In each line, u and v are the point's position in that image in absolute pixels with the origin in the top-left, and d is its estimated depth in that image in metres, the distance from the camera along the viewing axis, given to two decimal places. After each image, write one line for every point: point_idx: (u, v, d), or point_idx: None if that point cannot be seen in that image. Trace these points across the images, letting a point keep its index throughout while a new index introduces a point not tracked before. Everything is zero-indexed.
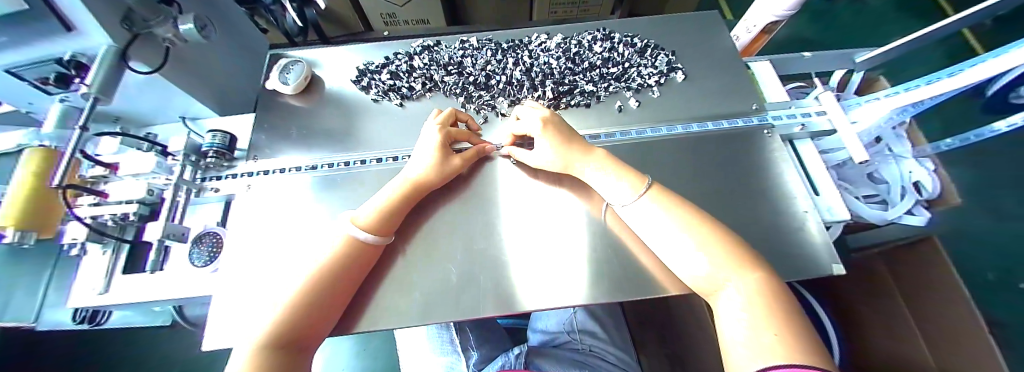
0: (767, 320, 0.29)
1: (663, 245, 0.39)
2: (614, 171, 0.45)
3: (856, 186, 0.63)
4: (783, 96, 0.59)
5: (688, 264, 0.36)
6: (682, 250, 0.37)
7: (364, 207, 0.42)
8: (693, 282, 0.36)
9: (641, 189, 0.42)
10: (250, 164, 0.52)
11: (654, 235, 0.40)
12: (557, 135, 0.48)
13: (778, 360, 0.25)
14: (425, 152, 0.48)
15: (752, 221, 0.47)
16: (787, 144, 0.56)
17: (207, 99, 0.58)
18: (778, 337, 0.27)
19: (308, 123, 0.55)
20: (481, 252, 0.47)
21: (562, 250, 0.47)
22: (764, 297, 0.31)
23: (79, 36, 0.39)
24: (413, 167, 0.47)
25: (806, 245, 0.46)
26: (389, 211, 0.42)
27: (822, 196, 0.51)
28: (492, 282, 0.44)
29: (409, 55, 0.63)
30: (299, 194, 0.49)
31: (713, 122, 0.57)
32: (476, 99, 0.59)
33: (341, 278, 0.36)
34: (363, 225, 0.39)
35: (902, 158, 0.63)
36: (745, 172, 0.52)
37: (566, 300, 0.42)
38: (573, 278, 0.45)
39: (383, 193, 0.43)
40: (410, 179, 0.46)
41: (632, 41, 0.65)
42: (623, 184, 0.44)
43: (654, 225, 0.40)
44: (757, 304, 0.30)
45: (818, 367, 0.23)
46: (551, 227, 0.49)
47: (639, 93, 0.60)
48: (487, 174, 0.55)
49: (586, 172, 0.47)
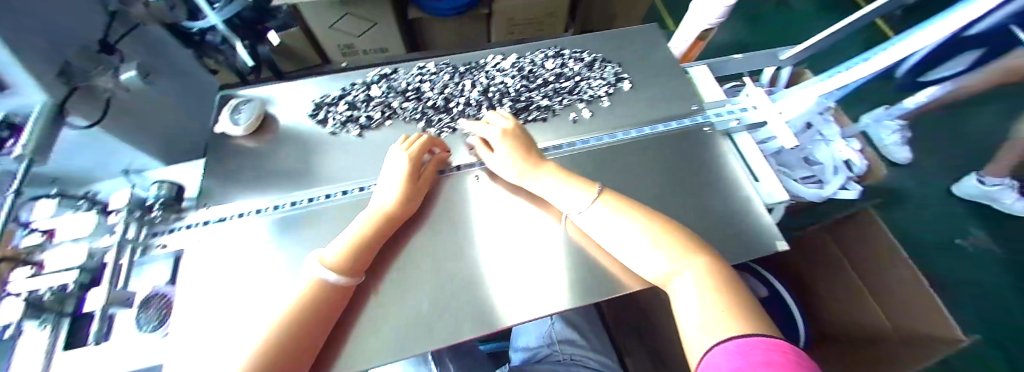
0: (717, 300, 0.33)
1: (620, 245, 0.42)
2: (567, 182, 0.48)
3: (794, 169, 0.70)
4: (719, 95, 0.64)
5: (647, 263, 0.40)
6: (634, 243, 0.41)
7: (332, 244, 0.42)
8: (652, 276, 0.40)
9: (593, 192, 0.46)
10: (200, 213, 0.49)
11: (612, 238, 0.43)
12: (517, 146, 0.52)
13: (733, 332, 0.28)
14: (390, 184, 0.49)
15: (702, 214, 0.51)
16: (727, 139, 0.61)
17: (150, 147, 0.56)
18: (730, 313, 0.31)
19: (264, 165, 0.54)
20: (456, 275, 0.47)
21: (534, 266, 0.48)
22: (714, 280, 0.35)
23: (13, 95, 0.37)
24: (381, 197, 0.48)
25: (750, 231, 0.50)
26: (359, 248, 0.42)
27: (761, 182, 0.56)
28: (473, 305, 0.44)
29: (365, 84, 0.64)
30: (252, 240, 0.47)
31: (660, 125, 0.61)
32: (436, 122, 0.61)
33: (316, 323, 0.36)
34: (331, 265, 0.39)
35: (832, 140, 0.69)
36: (691, 168, 0.56)
37: (540, 310, 0.43)
38: (547, 288, 0.46)
39: (352, 227, 0.43)
40: (380, 211, 0.46)
41: (581, 56, 0.69)
42: (577, 192, 0.47)
43: (608, 226, 0.43)
44: (710, 287, 0.34)
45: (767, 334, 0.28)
46: (523, 244, 0.50)
47: (592, 103, 0.64)
48: (453, 196, 0.55)
49: (535, 180, 0.51)
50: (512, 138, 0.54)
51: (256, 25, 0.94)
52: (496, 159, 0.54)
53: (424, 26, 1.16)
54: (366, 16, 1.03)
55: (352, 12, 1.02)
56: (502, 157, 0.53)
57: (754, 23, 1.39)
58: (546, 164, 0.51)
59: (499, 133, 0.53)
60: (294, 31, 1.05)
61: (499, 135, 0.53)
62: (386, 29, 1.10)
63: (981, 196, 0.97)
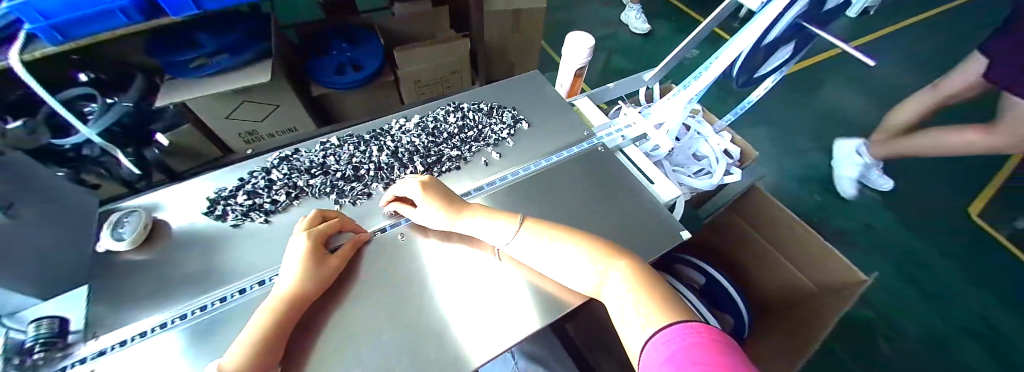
0: (642, 293, 0.42)
1: (561, 267, 0.49)
2: (494, 215, 0.56)
3: (686, 166, 0.79)
4: (602, 118, 0.74)
5: (583, 278, 0.48)
6: (574, 261, 0.48)
7: (231, 349, 0.40)
8: (590, 288, 0.48)
9: (518, 222, 0.53)
10: (88, 346, 0.43)
11: (550, 263, 0.50)
12: (439, 197, 0.56)
13: (662, 321, 0.37)
14: (291, 266, 0.49)
15: (611, 228, 0.58)
16: (619, 153, 0.70)
17: (27, 286, 0.50)
18: (656, 307, 0.39)
19: (164, 276, 0.51)
20: (413, 326, 0.49)
21: (490, 301, 0.53)
22: (635, 276, 0.44)
23: None
24: (280, 283, 0.47)
25: (651, 233, 0.58)
26: (259, 342, 0.40)
27: (655, 183, 0.67)
28: (437, 351, 0.46)
29: (266, 170, 0.65)
30: (161, 362, 0.42)
31: (563, 152, 0.68)
32: (349, 191, 0.63)
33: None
34: (228, 369, 0.37)
35: (706, 136, 0.81)
36: (596, 187, 0.64)
37: (501, 343, 0.48)
38: (507, 320, 0.51)
39: (252, 321, 0.42)
40: (278, 297, 0.45)
41: (478, 106, 0.75)
42: (504, 223, 0.55)
43: (531, 247, 0.51)
44: (636, 288, 0.43)
45: (686, 318, 0.37)
46: (477, 283, 0.55)
47: (498, 145, 0.69)
48: (400, 253, 0.59)
49: (468, 220, 0.55)
50: (432, 191, 0.57)
51: (140, 129, 0.94)
52: (424, 212, 0.57)
53: (332, 100, 1.17)
54: (263, 100, 1.06)
55: (250, 100, 1.03)
56: (427, 210, 0.56)
57: None
58: (467, 208, 0.57)
59: (418, 189, 0.56)
60: (186, 129, 1.02)
61: (419, 191, 0.56)
62: (290, 109, 1.13)
63: (853, 170, 1.42)
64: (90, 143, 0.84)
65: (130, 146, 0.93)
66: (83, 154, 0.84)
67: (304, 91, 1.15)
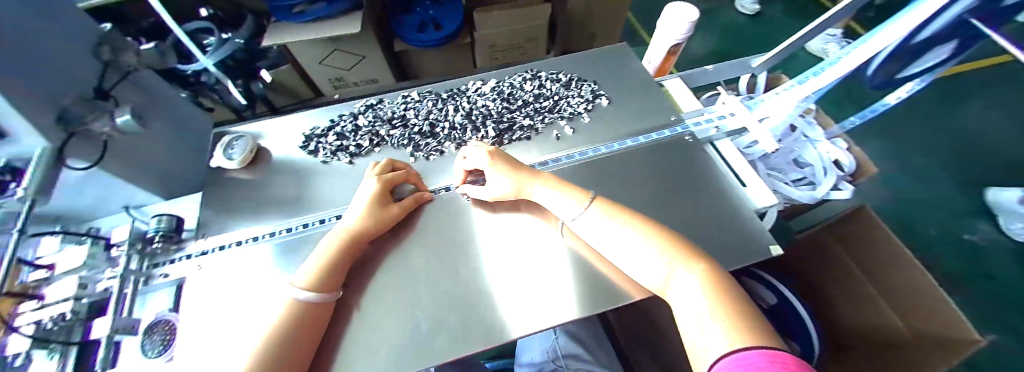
0: (714, 303, 0.34)
1: (625, 253, 0.44)
2: (563, 190, 0.50)
3: (784, 172, 0.69)
4: (695, 104, 0.66)
5: (648, 271, 0.42)
6: (638, 250, 0.43)
7: (302, 269, 0.44)
8: (655, 283, 0.41)
9: (586, 201, 0.48)
10: (199, 243, 0.53)
11: (611, 246, 0.45)
12: (505, 163, 0.53)
13: (733, 342, 0.29)
14: (358, 204, 0.50)
15: (698, 226, 0.52)
16: (709, 145, 0.62)
17: (152, 185, 0.60)
18: (729, 322, 0.31)
19: (257, 197, 0.57)
20: (454, 292, 0.49)
21: (538, 276, 0.50)
22: (711, 283, 0.37)
23: (16, 142, 0.43)
24: (347, 217, 0.49)
25: (742, 238, 0.50)
26: (327, 270, 0.44)
27: (749, 186, 0.56)
28: (472, 319, 0.46)
29: (353, 115, 0.67)
30: (257, 265, 0.50)
31: (641, 137, 0.62)
32: (423, 147, 0.63)
33: (300, 337, 0.38)
34: (303, 286, 0.42)
35: (816, 142, 0.69)
36: (680, 177, 0.57)
37: (546, 320, 0.45)
38: (554, 298, 0.47)
39: (316, 254, 0.45)
40: (346, 230, 0.47)
41: (557, 76, 0.71)
42: (571, 200, 0.49)
43: (598, 228, 0.46)
44: (710, 295, 0.35)
45: (770, 344, 0.28)
46: (527, 257, 0.52)
47: (573, 120, 0.65)
48: (455, 214, 0.58)
49: (532, 190, 0.52)
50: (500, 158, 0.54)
51: (249, 64, 1.06)
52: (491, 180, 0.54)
53: (411, 56, 1.20)
54: (353, 50, 1.10)
55: (340, 49, 1.08)
56: (495, 178, 0.53)
57: None
58: (541, 176, 0.52)
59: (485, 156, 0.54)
60: (284, 69, 1.11)
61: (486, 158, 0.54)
62: (374, 61, 1.16)
63: None
64: (207, 71, 0.96)
65: (241, 78, 1.04)
66: (202, 81, 0.96)
67: (386, 45, 1.18)
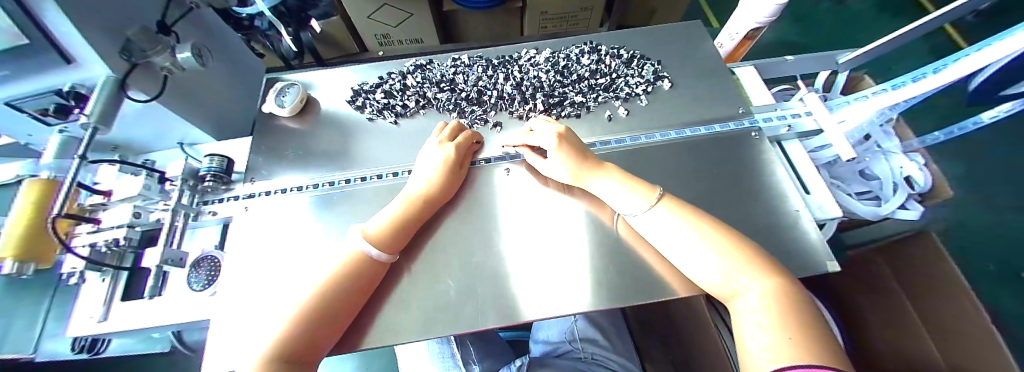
0: (780, 322, 0.29)
1: (676, 248, 0.39)
2: (627, 184, 0.45)
3: (848, 183, 0.65)
4: (767, 99, 0.62)
5: (701, 270, 0.36)
6: (693, 249, 0.37)
7: (374, 219, 0.44)
8: (711, 285, 0.36)
9: (653, 199, 0.42)
10: (247, 186, 0.54)
11: (668, 243, 0.40)
12: (573, 153, 0.48)
13: (786, 362, 0.26)
14: (428, 166, 0.50)
15: (755, 225, 0.48)
16: (775, 145, 0.58)
17: (204, 124, 0.62)
18: (794, 341, 0.27)
19: (304, 145, 0.58)
20: (478, 266, 0.47)
21: (562, 262, 0.47)
22: (781, 302, 0.31)
23: (80, 67, 0.43)
24: (418, 180, 0.49)
25: (803, 247, 0.46)
26: (400, 226, 0.44)
27: (812, 194, 0.52)
28: (492, 294, 0.44)
29: (402, 74, 0.66)
30: (296, 215, 0.51)
31: (702, 127, 0.58)
32: (469, 114, 0.61)
33: (354, 290, 0.38)
34: (372, 238, 0.41)
35: (891, 154, 0.65)
36: (737, 173, 0.53)
37: (566, 308, 0.42)
38: (574, 285, 0.45)
39: (392, 207, 0.45)
40: (415, 194, 0.47)
41: (618, 52, 0.67)
42: (633, 196, 0.44)
43: (663, 229, 0.40)
44: (772, 310, 0.30)
45: (837, 369, 0.24)
46: (550, 235, 0.50)
47: (628, 101, 0.62)
48: (486, 190, 0.55)
49: (596, 184, 0.48)
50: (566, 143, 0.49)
51: (301, 12, 1.02)
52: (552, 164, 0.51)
53: (459, 16, 1.18)
54: (402, 7, 1.07)
55: (390, 3, 1.05)
56: (557, 164, 0.50)
57: (802, 23, 1.34)
58: (602, 166, 0.48)
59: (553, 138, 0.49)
60: (333, 20, 1.12)
61: (554, 141, 0.49)
62: (420, 20, 1.14)
63: None
64: (261, 17, 0.94)
65: (293, 26, 1.01)
66: (256, 25, 0.95)
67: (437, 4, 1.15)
